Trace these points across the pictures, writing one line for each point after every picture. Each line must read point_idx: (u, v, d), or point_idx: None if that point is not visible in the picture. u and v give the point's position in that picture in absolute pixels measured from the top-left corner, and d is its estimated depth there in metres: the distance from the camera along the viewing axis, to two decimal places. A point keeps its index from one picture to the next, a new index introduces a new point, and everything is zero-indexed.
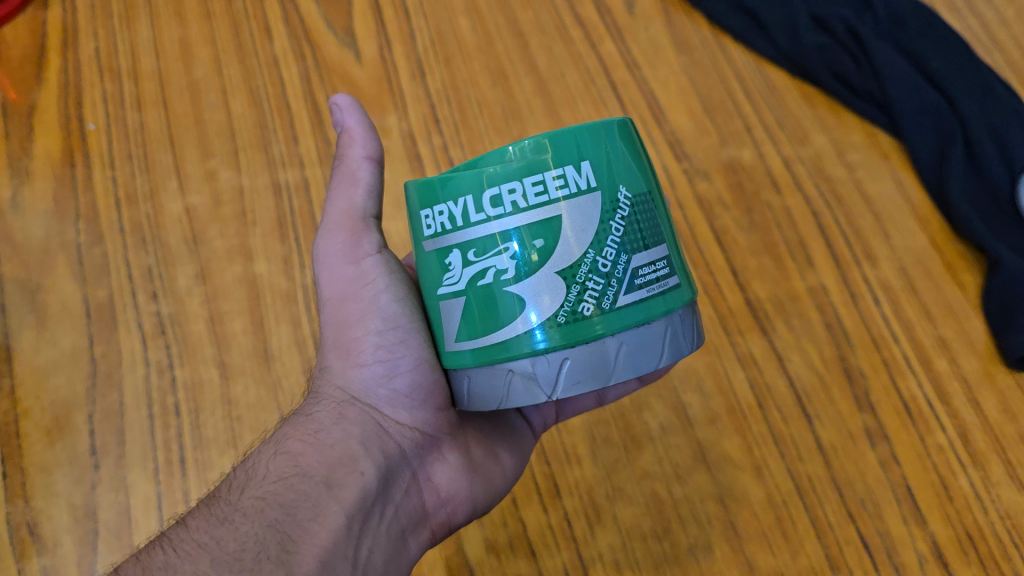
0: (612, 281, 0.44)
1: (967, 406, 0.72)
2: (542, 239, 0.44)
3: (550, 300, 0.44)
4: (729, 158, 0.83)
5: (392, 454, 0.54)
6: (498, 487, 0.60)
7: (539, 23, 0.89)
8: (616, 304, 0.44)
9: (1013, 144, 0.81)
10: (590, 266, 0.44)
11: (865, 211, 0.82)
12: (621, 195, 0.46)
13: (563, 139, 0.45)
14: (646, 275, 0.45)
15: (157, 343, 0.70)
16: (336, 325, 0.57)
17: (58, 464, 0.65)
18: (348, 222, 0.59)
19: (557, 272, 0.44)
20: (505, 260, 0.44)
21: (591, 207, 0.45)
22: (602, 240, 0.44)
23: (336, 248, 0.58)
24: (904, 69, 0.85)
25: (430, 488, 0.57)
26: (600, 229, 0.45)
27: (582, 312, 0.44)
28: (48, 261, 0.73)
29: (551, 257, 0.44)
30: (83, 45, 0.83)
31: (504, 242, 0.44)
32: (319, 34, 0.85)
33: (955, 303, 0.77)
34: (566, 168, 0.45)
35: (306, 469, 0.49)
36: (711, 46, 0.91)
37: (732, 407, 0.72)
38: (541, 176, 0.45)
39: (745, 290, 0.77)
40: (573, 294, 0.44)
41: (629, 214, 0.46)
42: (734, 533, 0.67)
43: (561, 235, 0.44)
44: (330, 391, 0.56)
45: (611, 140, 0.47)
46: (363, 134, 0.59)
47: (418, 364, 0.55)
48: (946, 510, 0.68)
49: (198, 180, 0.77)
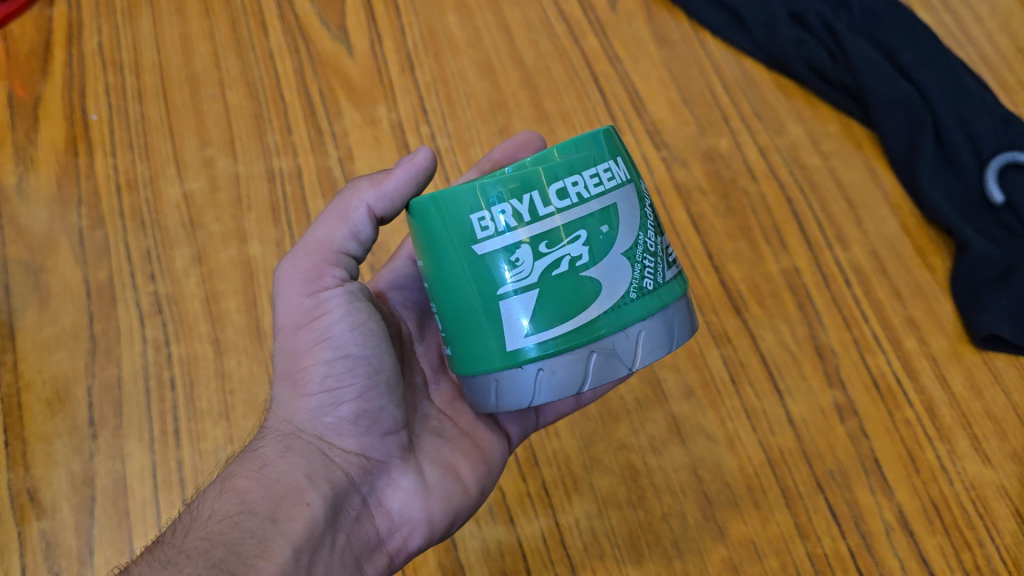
0: (658, 257, 0.49)
1: (935, 383, 0.75)
2: (607, 225, 0.47)
3: (621, 279, 0.47)
4: (708, 147, 0.87)
5: (339, 483, 0.54)
6: (456, 508, 0.58)
7: (526, 19, 0.92)
8: (665, 278, 0.50)
9: (980, 132, 0.84)
10: (644, 247, 0.49)
11: (839, 198, 0.85)
12: (642, 186, 0.52)
13: (596, 140, 0.49)
14: (671, 254, 0.52)
15: (155, 320, 0.73)
16: (286, 354, 0.55)
17: (58, 434, 0.68)
18: (319, 257, 0.55)
19: (622, 253, 0.48)
20: (580, 246, 0.46)
21: (632, 195, 0.50)
22: (646, 225, 0.50)
23: (297, 276, 0.55)
24: (878, 61, 0.87)
25: (382, 513, 0.56)
26: (642, 215, 0.50)
27: (646, 286, 0.48)
28: (50, 243, 0.76)
29: (618, 239, 0.47)
30: (87, 41, 0.87)
31: (576, 230, 0.46)
32: (313, 30, 0.89)
33: (925, 285, 0.80)
34: (608, 164, 0.49)
35: (251, 505, 0.50)
36: (692, 41, 0.94)
37: (706, 383, 0.75)
38: (594, 170, 0.48)
39: (721, 273, 0.80)
40: (637, 271, 0.48)
41: (650, 201, 0.52)
42: (706, 502, 0.69)
43: (620, 220, 0.48)
44: (277, 423, 0.55)
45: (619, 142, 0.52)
46: (386, 193, 0.55)
47: (365, 392, 0.55)
48: (912, 481, 0.70)
49: (195, 167, 0.80)
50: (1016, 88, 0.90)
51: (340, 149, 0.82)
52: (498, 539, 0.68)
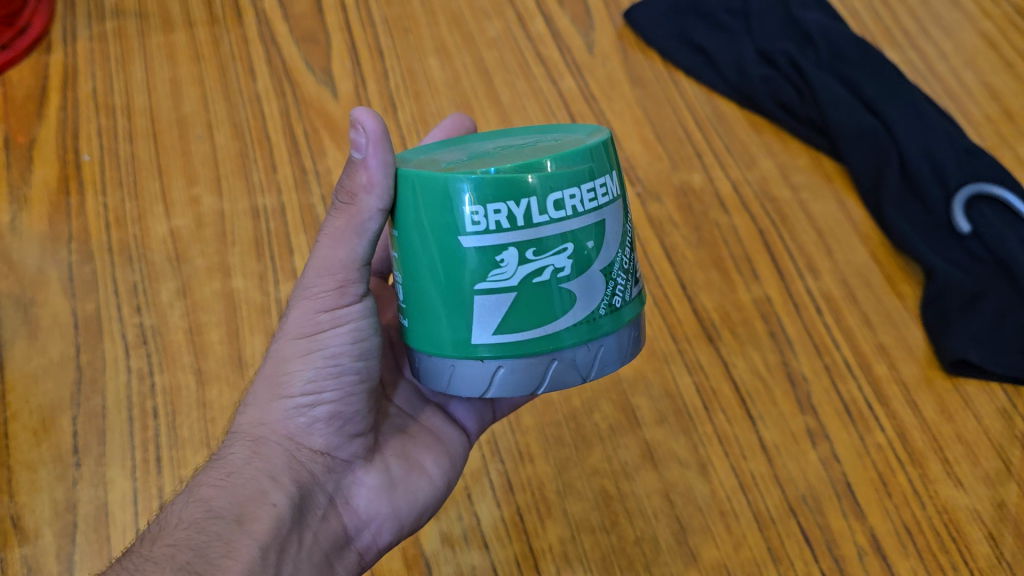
0: (629, 275, 0.51)
1: (906, 408, 0.76)
2: (593, 240, 0.48)
3: (595, 295, 0.48)
4: (680, 182, 0.89)
5: (305, 481, 0.55)
6: (421, 503, 0.61)
7: (504, 61, 0.96)
8: (631, 295, 0.51)
9: (944, 164, 0.87)
10: (620, 264, 0.50)
11: (809, 229, 0.87)
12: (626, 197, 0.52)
13: (598, 150, 0.48)
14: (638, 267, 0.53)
15: (139, 351, 0.75)
16: (275, 359, 0.57)
17: (42, 462, 0.69)
18: (339, 277, 0.54)
19: (601, 270, 0.48)
20: (565, 259, 0.47)
21: (620, 211, 0.50)
22: (625, 241, 0.50)
23: (315, 290, 0.55)
24: (842, 98, 0.91)
25: (349, 511, 0.58)
26: (622, 232, 0.50)
27: (615, 304, 0.50)
28: (41, 278, 0.79)
29: (599, 258, 0.48)
30: (82, 85, 0.91)
31: (565, 243, 0.47)
32: (299, 74, 0.93)
33: (895, 313, 0.82)
34: (605, 179, 0.48)
35: (218, 510, 0.51)
36: (664, 80, 0.98)
37: (678, 409, 0.76)
38: (591, 183, 0.47)
39: (693, 302, 0.82)
40: (610, 288, 0.49)
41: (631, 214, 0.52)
42: (680, 527, 0.70)
43: (604, 237, 0.48)
44: (250, 424, 0.57)
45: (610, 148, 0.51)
46: (382, 184, 0.50)
47: (343, 396, 0.57)
48: (884, 505, 0.71)
49: (182, 205, 0.83)
50: (981, 121, 0.93)
51: (323, 186, 0.84)
52: (472, 564, 0.68)
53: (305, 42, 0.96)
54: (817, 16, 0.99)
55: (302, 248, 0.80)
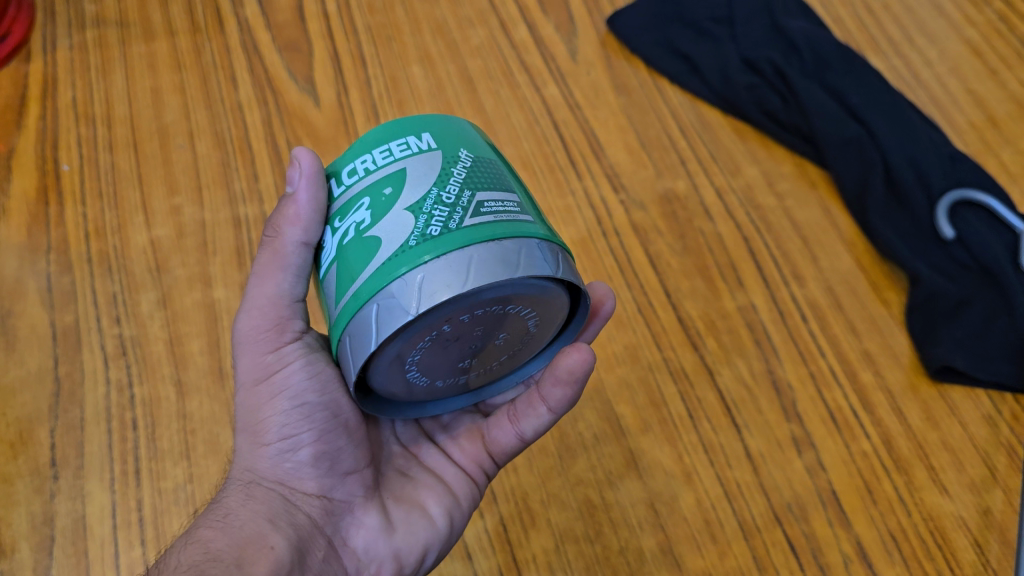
0: (456, 208, 0.48)
1: (890, 415, 0.76)
2: (389, 186, 0.50)
3: (401, 230, 0.48)
4: (664, 189, 0.89)
5: (301, 524, 0.55)
6: (423, 542, 0.59)
7: (487, 70, 0.96)
8: (462, 224, 0.48)
9: (928, 170, 0.87)
10: (434, 199, 0.49)
11: (794, 236, 0.87)
12: (462, 153, 0.52)
13: (408, 122, 0.53)
14: (493, 206, 0.49)
15: (119, 362, 0.74)
16: (248, 409, 0.57)
17: (19, 475, 0.68)
18: (273, 313, 0.56)
19: (405, 207, 0.48)
20: (364, 211, 0.50)
21: (433, 159, 0.51)
22: (445, 181, 0.50)
23: (257, 331, 0.57)
24: (827, 104, 0.91)
25: (348, 552, 0.58)
26: (442, 174, 0.50)
27: (431, 232, 0.47)
28: (20, 289, 0.78)
29: (399, 199, 0.49)
30: (62, 94, 0.91)
31: (361, 202, 0.50)
32: (282, 83, 0.93)
33: (880, 319, 0.82)
34: (408, 136, 0.52)
35: (216, 553, 0.50)
36: (648, 88, 0.98)
37: (664, 418, 0.75)
38: (386, 145, 0.52)
39: (678, 310, 0.81)
40: (420, 221, 0.48)
41: (469, 163, 0.51)
42: (664, 535, 0.69)
43: (406, 179, 0.50)
44: (240, 474, 0.57)
45: (448, 125, 0.54)
46: (308, 218, 0.54)
47: (322, 435, 0.57)
48: (870, 512, 0.70)
49: (163, 215, 0.83)
50: (964, 127, 0.94)
51: None
52: None
53: (288, 51, 0.96)
54: (801, 24, 0.99)
55: None
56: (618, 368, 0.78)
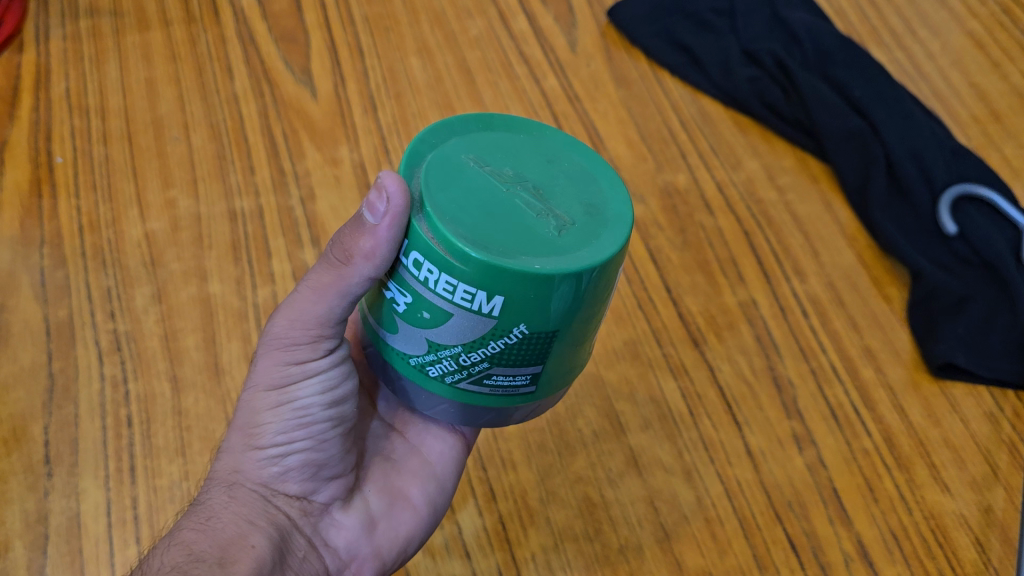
0: (463, 369, 0.47)
1: (892, 413, 0.75)
2: (428, 314, 0.45)
3: (411, 348, 0.47)
4: (665, 183, 0.88)
5: (282, 526, 0.55)
6: (404, 538, 0.61)
7: (486, 61, 0.95)
8: (454, 381, 0.48)
9: (932, 166, 0.86)
10: (452, 353, 0.46)
11: (795, 231, 0.86)
12: (516, 330, 0.44)
13: (496, 271, 0.42)
14: (496, 379, 0.48)
15: (113, 358, 0.73)
16: (246, 409, 0.56)
17: (12, 473, 0.67)
18: (313, 331, 0.54)
19: (427, 338, 0.46)
20: (403, 301, 0.47)
21: (479, 324, 0.44)
22: (475, 347, 0.45)
23: (289, 340, 0.54)
24: (828, 98, 0.90)
25: (328, 552, 0.58)
26: (476, 340, 0.45)
27: (427, 369, 0.48)
28: (12, 283, 0.77)
29: (427, 329, 0.46)
30: (55, 85, 0.90)
31: (408, 288, 0.46)
32: (278, 75, 0.92)
33: (881, 315, 0.81)
34: (478, 290, 0.43)
35: (199, 555, 0.49)
36: (649, 80, 0.97)
37: (664, 414, 0.75)
38: (455, 281, 0.43)
39: (678, 305, 0.81)
40: (428, 356, 0.47)
41: (512, 344, 0.45)
42: (664, 534, 0.68)
43: (446, 324, 0.45)
44: (221, 474, 0.56)
45: (541, 287, 0.43)
46: (382, 259, 0.47)
47: (315, 444, 0.56)
48: (871, 511, 0.70)
49: (158, 208, 0.82)
50: (968, 121, 0.93)
51: (302, 189, 0.84)
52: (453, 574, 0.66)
53: (284, 42, 0.95)
54: (803, 16, 0.98)
55: (281, 252, 0.80)
56: (617, 364, 0.77)
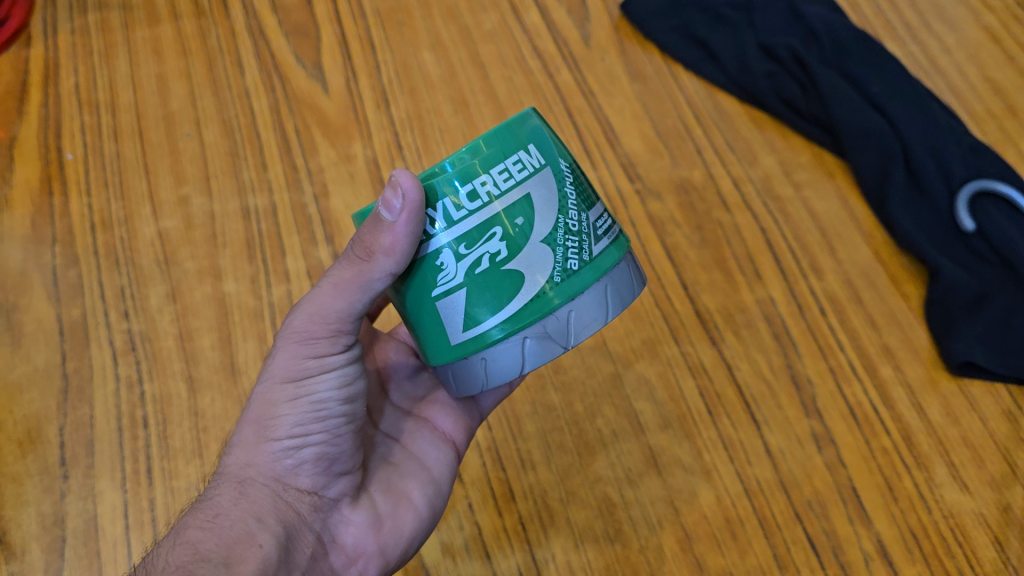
0: (583, 235, 0.49)
1: (911, 411, 0.74)
2: (520, 216, 0.47)
3: (542, 266, 0.47)
4: (681, 179, 0.88)
5: (292, 521, 0.54)
6: (409, 535, 0.60)
7: (500, 55, 0.94)
8: (592, 253, 0.49)
9: (949, 162, 0.85)
10: (564, 228, 0.48)
11: (812, 227, 0.86)
12: (563, 165, 0.50)
13: (507, 131, 0.48)
14: (603, 225, 0.51)
15: (128, 358, 0.73)
16: (261, 402, 0.55)
17: (28, 475, 0.67)
18: (332, 325, 0.53)
19: (541, 240, 0.47)
20: (498, 242, 0.47)
21: (548, 181, 0.49)
22: (566, 206, 0.49)
23: (308, 334, 0.53)
24: (847, 94, 0.89)
25: (336, 549, 0.57)
26: (561, 197, 0.49)
27: (572, 266, 0.48)
28: (24, 283, 0.76)
29: (533, 230, 0.47)
30: (64, 80, 0.89)
31: (491, 227, 0.47)
32: (290, 70, 0.91)
33: (900, 313, 0.80)
34: (518, 153, 0.48)
35: (205, 554, 0.48)
36: (663, 75, 0.96)
37: (683, 413, 0.74)
38: (502, 164, 0.47)
39: (695, 303, 0.80)
40: (559, 254, 0.48)
41: (573, 180, 0.50)
42: (685, 536, 0.68)
43: (535, 206, 0.48)
44: (231, 467, 0.54)
45: (530, 125, 0.50)
46: (400, 255, 0.48)
47: (328, 438, 0.56)
48: (891, 511, 0.69)
49: (170, 206, 0.81)
50: (983, 115, 0.92)
51: (315, 185, 0.83)
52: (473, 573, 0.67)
53: (296, 36, 0.94)
54: (818, 10, 0.97)
55: (295, 249, 0.78)
56: (637, 364, 0.77)
